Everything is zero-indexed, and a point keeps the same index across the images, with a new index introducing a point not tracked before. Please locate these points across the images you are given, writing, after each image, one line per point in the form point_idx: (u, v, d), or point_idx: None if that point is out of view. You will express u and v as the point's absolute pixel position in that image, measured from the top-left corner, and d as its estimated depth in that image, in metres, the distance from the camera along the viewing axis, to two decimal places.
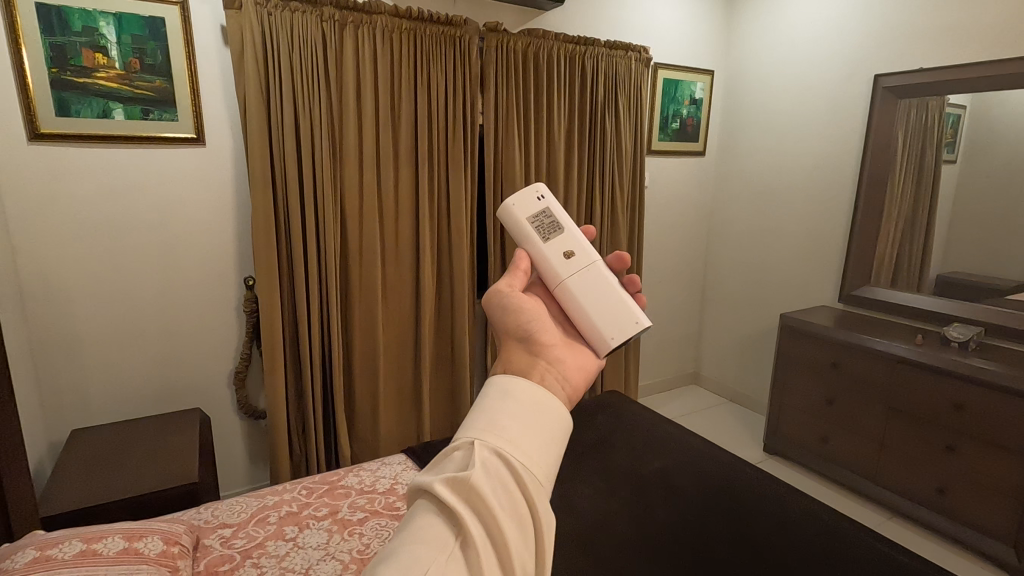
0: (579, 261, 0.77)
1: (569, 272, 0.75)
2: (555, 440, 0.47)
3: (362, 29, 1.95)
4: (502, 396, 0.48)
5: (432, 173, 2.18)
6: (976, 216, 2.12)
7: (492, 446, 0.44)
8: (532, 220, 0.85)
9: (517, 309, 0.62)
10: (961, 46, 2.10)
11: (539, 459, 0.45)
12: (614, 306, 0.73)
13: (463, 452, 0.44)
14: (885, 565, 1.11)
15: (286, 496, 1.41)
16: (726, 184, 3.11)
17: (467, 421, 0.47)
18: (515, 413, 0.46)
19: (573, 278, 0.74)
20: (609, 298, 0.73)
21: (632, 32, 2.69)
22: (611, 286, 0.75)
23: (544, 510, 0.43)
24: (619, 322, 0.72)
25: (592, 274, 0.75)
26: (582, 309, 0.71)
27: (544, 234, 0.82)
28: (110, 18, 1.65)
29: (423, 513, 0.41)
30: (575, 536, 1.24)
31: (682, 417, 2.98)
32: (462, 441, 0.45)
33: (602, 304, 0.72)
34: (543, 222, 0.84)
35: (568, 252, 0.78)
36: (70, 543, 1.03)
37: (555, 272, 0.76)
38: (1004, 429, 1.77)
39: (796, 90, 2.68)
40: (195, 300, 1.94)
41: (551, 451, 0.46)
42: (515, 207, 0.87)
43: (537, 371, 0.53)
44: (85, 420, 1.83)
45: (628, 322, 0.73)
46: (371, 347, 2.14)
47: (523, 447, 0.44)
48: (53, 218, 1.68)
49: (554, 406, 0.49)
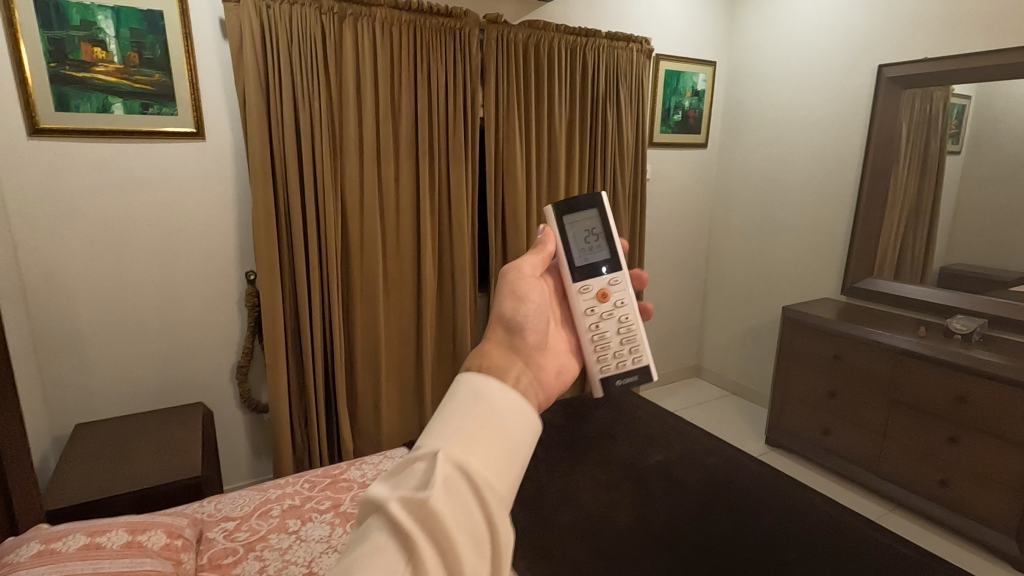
0: (629, 296, 0.88)
1: (614, 291, 0.86)
2: (522, 451, 0.44)
3: (362, 21, 1.94)
4: (475, 399, 0.45)
5: (432, 165, 2.18)
6: (981, 207, 2.11)
7: (457, 460, 0.41)
8: (586, 231, 0.89)
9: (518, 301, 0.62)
10: (965, 35, 2.08)
11: (503, 473, 0.42)
12: (634, 345, 0.86)
13: (425, 464, 0.41)
14: (886, 557, 1.11)
15: (289, 489, 1.42)
16: (728, 177, 3.09)
17: (431, 427, 0.44)
18: (484, 423, 0.44)
19: (619, 301, 0.86)
20: (633, 334, 0.87)
21: (633, 24, 2.67)
22: (644, 331, 0.88)
23: (504, 528, 0.40)
24: (630, 357, 0.85)
25: (628, 305, 0.88)
26: (609, 335, 0.82)
27: (593, 243, 0.88)
28: (108, 11, 1.64)
29: (373, 532, 0.38)
30: (576, 528, 1.25)
31: (684, 409, 2.99)
32: (424, 450, 0.42)
33: (625, 337, 0.85)
34: (603, 238, 0.89)
35: (613, 279, 0.87)
36: (74, 536, 1.04)
37: (600, 283, 0.85)
38: (1006, 421, 1.77)
39: (800, 81, 2.66)
40: (197, 293, 1.94)
41: (518, 463, 0.44)
42: (588, 209, 0.89)
43: (516, 370, 0.52)
44: (89, 414, 1.84)
45: (638, 361, 0.86)
46: (372, 340, 2.15)
47: (489, 460, 0.42)
48: (54, 213, 1.68)
49: (526, 413, 0.46)
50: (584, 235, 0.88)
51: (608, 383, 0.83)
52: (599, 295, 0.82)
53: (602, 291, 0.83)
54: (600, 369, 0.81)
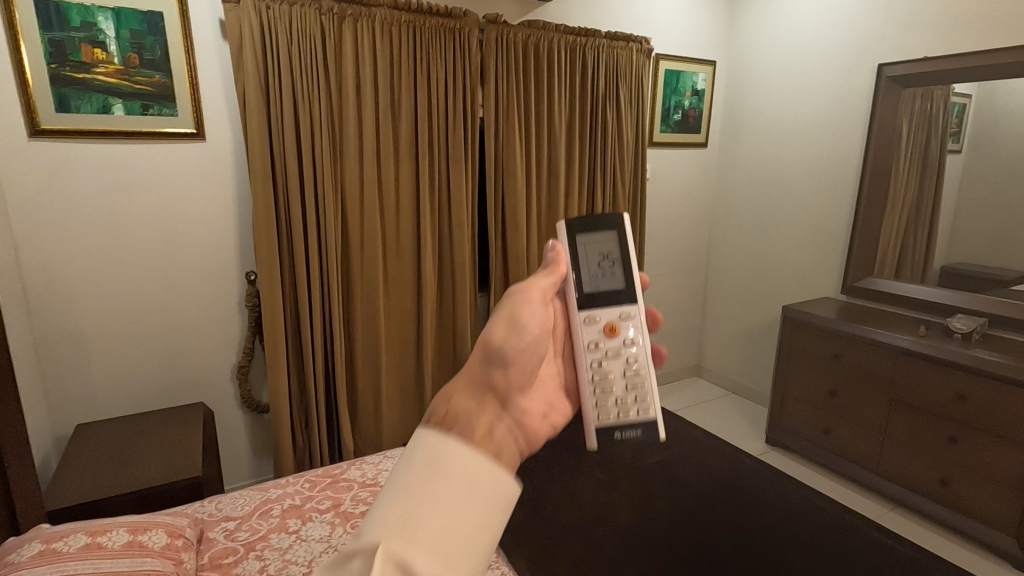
0: (640, 335, 0.87)
1: (623, 328, 0.85)
2: (483, 529, 0.39)
3: (361, 22, 1.94)
4: (426, 474, 0.40)
5: (432, 165, 2.18)
6: (982, 206, 2.11)
7: (397, 560, 0.36)
8: (601, 255, 0.87)
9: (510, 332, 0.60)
10: (966, 34, 2.08)
11: (458, 564, 0.37)
12: (640, 395, 0.83)
13: (362, 561, 0.37)
14: (886, 556, 1.11)
15: (289, 489, 1.42)
16: (728, 176, 3.09)
17: (373, 514, 0.38)
18: (432, 508, 0.38)
19: (629, 339, 0.85)
20: (641, 382, 0.84)
21: (632, 24, 2.67)
22: (653, 379, 0.86)
23: None
24: (635, 408, 0.82)
25: (640, 347, 0.86)
26: (614, 379, 0.81)
27: (607, 271, 0.87)
28: (109, 13, 1.64)
29: None
30: (575, 528, 1.25)
31: (684, 408, 2.99)
32: (362, 543, 0.37)
33: (631, 384, 0.83)
34: (619, 262, 0.88)
35: (625, 313, 0.86)
36: (75, 536, 1.04)
37: (610, 318, 0.84)
38: (1006, 420, 1.77)
39: (800, 80, 2.66)
40: (198, 294, 1.94)
41: (478, 545, 0.38)
42: (605, 230, 0.87)
43: (486, 402, 0.49)
44: (90, 414, 1.84)
45: (644, 414, 0.82)
46: (372, 341, 2.15)
47: (435, 554, 0.36)
48: (54, 213, 1.69)
49: (489, 485, 0.40)
50: (599, 258, 0.86)
51: (607, 436, 0.80)
52: (606, 329, 0.83)
53: (609, 325, 0.84)
54: (599, 418, 0.78)
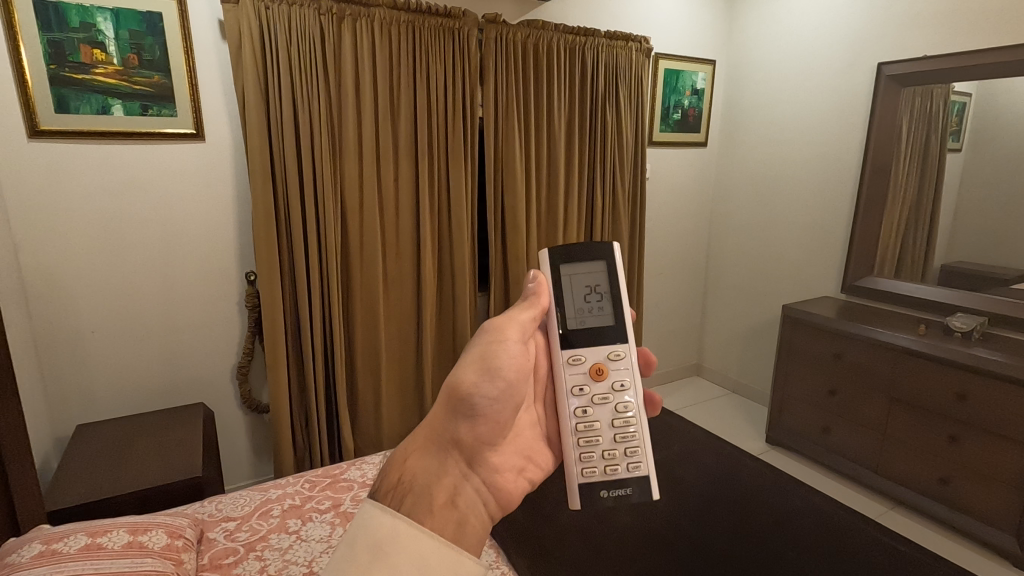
0: (632, 379, 0.85)
1: (613, 372, 0.84)
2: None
3: (361, 21, 1.94)
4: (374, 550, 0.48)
5: (432, 163, 2.18)
6: (981, 205, 2.11)
7: None
8: (588, 288, 0.86)
9: (480, 379, 0.71)
10: (965, 32, 2.08)
11: None
12: (632, 446, 0.81)
13: None
14: (884, 554, 1.12)
15: (288, 489, 1.42)
16: (728, 176, 3.09)
17: None
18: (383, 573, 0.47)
19: (618, 385, 0.83)
20: (632, 432, 0.82)
21: (632, 24, 2.67)
22: (648, 428, 0.83)
23: None
24: (625, 464, 0.79)
25: (632, 392, 0.84)
26: (600, 432, 0.80)
27: (594, 301, 0.86)
28: (108, 13, 1.64)
29: None
30: (574, 529, 1.25)
31: (684, 408, 2.99)
32: None
33: (620, 435, 0.81)
34: (606, 296, 0.86)
35: (614, 353, 0.85)
36: (75, 537, 1.04)
37: (598, 361, 0.84)
38: (1005, 419, 1.77)
39: (799, 79, 2.66)
40: (197, 295, 1.95)
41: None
42: (590, 262, 0.86)
43: (461, 484, 0.61)
44: (90, 415, 1.85)
45: (635, 470, 0.79)
46: (372, 340, 2.15)
47: None
48: (54, 214, 1.69)
49: (427, 541, 0.50)
50: (585, 292, 0.86)
51: (594, 495, 0.78)
52: (592, 371, 0.83)
53: (597, 367, 0.83)
54: (583, 474, 0.78)
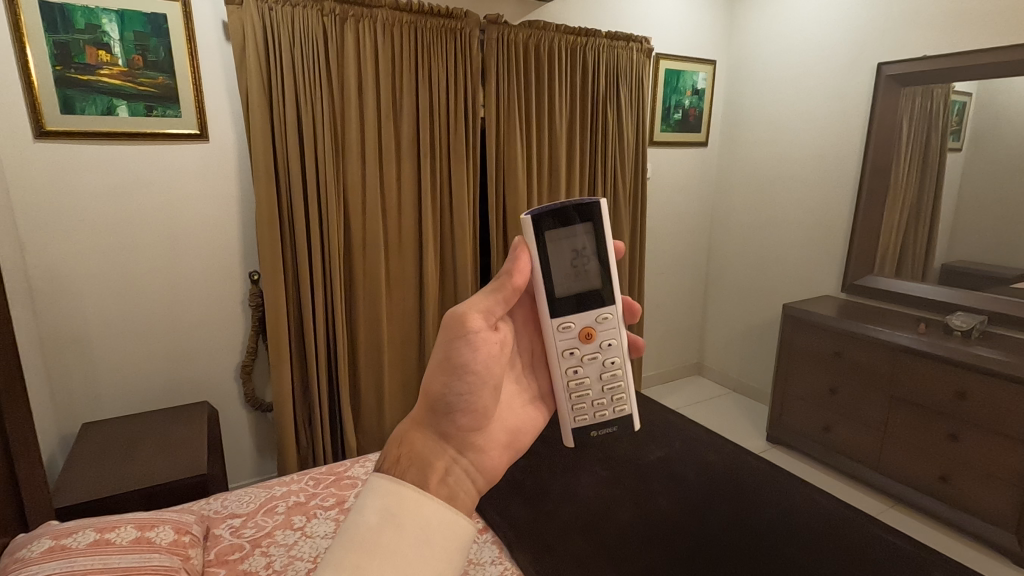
0: (620, 337, 0.85)
1: (602, 331, 0.84)
2: (430, 539, 0.50)
3: (363, 22, 1.95)
4: (380, 513, 0.50)
5: (434, 163, 2.19)
6: (981, 204, 2.12)
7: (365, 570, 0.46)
8: (574, 252, 0.80)
9: (453, 380, 0.64)
10: (966, 32, 2.08)
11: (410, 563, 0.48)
12: (617, 393, 0.85)
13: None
14: (884, 550, 1.13)
15: (293, 486, 1.44)
16: (729, 175, 3.10)
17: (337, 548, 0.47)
18: (386, 532, 0.48)
19: (607, 343, 0.84)
20: (618, 379, 0.85)
21: (633, 25, 2.68)
22: (631, 373, 0.86)
23: None
24: (610, 407, 0.84)
25: (620, 345, 0.85)
26: (590, 384, 0.82)
27: (580, 264, 0.81)
28: (113, 15, 1.66)
29: None
30: (577, 524, 1.26)
31: (686, 407, 3.00)
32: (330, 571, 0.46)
33: (608, 385, 0.84)
34: (594, 258, 0.82)
35: (603, 314, 0.84)
36: (84, 533, 1.06)
37: (588, 321, 0.82)
38: (1005, 417, 1.78)
39: (800, 79, 2.67)
40: (202, 294, 1.96)
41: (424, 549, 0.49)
42: (575, 224, 0.80)
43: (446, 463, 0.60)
44: (96, 414, 1.86)
45: (620, 411, 0.85)
46: (375, 339, 2.16)
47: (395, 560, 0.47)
48: (59, 214, 1.70)
49: (428, 508, 0.51)
50: (571, 256, 0.80)
51: (584, 435, 0.83)
52: (581, 334, 0.81)
53: (586, 331, 0.82)
54: (575, 419, 0.82)
